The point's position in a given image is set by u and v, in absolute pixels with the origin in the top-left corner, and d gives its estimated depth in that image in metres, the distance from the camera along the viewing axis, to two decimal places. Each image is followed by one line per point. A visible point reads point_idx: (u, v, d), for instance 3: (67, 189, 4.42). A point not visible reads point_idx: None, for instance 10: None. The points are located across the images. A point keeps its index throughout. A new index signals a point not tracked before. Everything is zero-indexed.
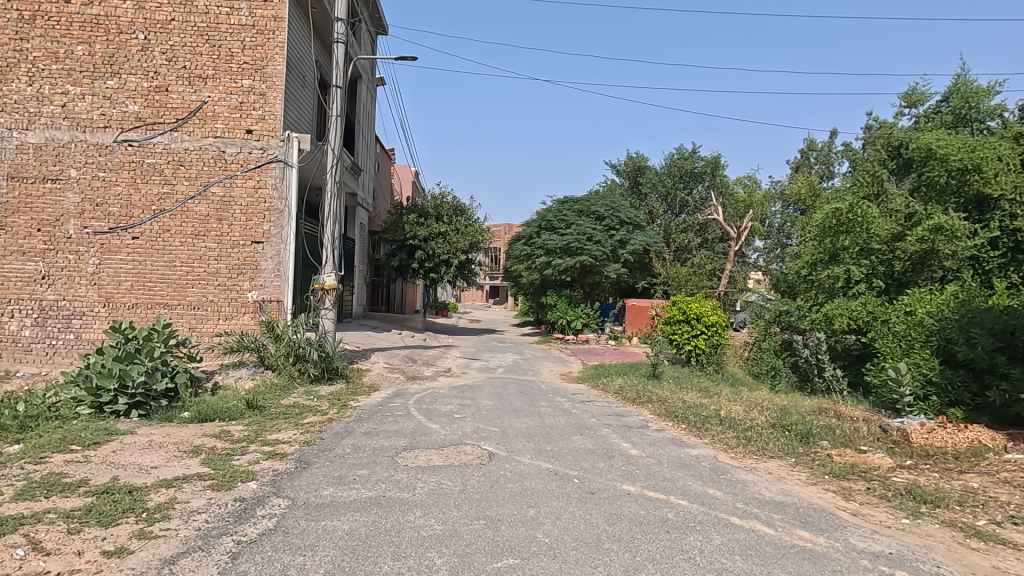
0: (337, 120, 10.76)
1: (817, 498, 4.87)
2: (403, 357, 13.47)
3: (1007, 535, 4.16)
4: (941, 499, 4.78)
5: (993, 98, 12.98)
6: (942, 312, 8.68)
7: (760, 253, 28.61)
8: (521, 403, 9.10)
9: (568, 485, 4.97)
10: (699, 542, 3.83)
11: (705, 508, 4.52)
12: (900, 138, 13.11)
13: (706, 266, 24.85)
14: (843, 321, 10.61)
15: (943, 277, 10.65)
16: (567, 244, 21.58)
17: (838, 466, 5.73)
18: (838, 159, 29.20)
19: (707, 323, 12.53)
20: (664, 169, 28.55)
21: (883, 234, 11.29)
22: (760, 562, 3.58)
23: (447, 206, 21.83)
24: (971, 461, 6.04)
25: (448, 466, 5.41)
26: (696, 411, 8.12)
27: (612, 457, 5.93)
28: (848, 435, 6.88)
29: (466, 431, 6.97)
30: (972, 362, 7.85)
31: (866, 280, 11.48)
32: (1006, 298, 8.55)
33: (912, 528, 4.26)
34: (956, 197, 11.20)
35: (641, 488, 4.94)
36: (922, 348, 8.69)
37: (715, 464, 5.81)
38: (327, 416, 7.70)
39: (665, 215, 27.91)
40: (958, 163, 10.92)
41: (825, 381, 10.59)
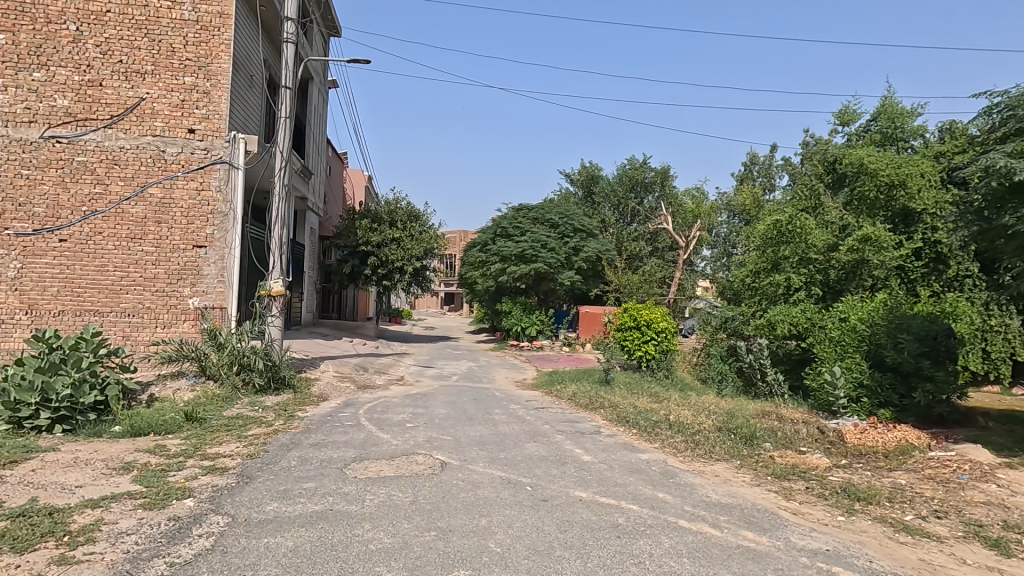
0: (285, 122, 10.44)
1: (760, 499, 5.05)
2: (353, 366, 13.11)
3: (930, 528, 4.44)
4: (873, 496, 5.05)
5: (916, 119, 14.00)
6: (873, 318, 9.17)
7: (707, 262, 29.50)
8: (475, 411, 9.05)
9: (521, 493, 4.95)
10: (648, 547, 3.88)
11: (655, 512, 4.59)
12: (834, 154, 13.83)
13: (656, 273, 25.48)
14: (784, 327, 11.06)
15: (874, 284, 11.43)
16: (522, 252, 21.71)
17: (780, 467, 5.97)
18: (779, 173, 30.58)
19: (657, 329, 12.85)
20: (616, 178, 29.16)
21: (820, 245, 11.80)
22: (707, 563, 3.66)
23: (401, 212, 21.52)
24: (900, 459, 6.40)
25: (400, 476, 5.30)
26: (646, 416, 8.28)
27: (565, 464, 5.97)
28: (790, 437, 7.16)
29: (418, 440, 6.85)
30: (900, 366, 8.48)
31: (804, 288, 11.97)
32: (928, 306, 9.27)
33: (847, 524, 4.47)
34: (884, 211, 11.99)
35: (593, 494, 4.98)
36: (854, 352, 9.11)
37: (665, 468, 5.94)
38: (273, 427, 7.41)
39: (617, 224, 28.55)
40: (886, 178, 11.68)
41: (767, 385, 11.11)
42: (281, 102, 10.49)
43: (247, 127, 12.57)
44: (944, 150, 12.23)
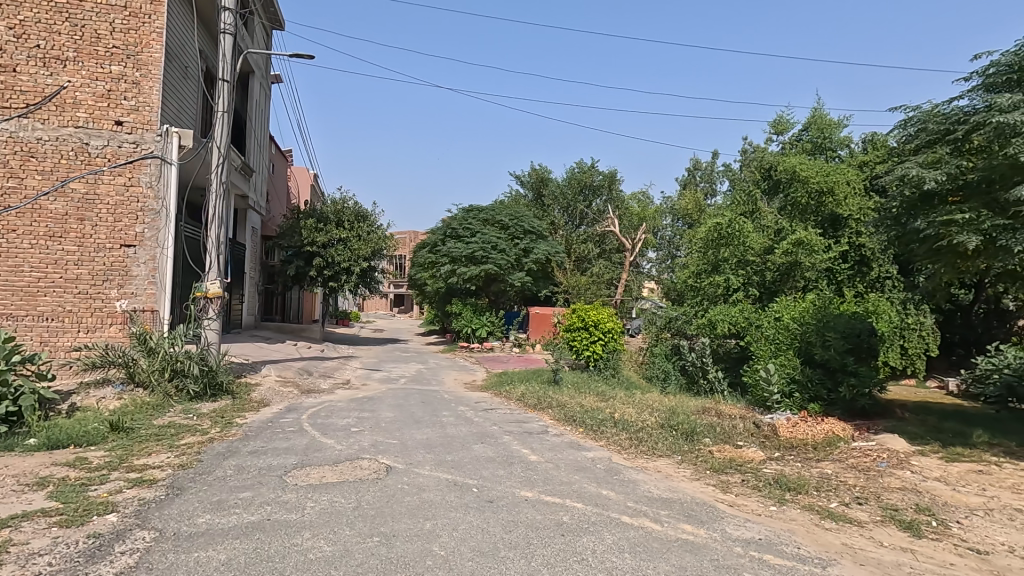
0: (222, 116, 9.99)
1: (699, 493, 5.23)
2: (297, 370, 12.70)
3: (852, 514, 4.73)
4: (802, 486, 5.33)
5: (843, 130, 14.92)
6: (804, 317, 9.67)
7: (653, 264, 30.27)
8: (423, 413, 8.94)
9: (467, 495, 4.93)
10: (591, 543, 3.95)
11: (599, 509, 4.67)
12: (770, 161, 14.53)
13: (604, 275, 25.98)
14: (724, 326, 11.47)
15: (806, 285, 12.10)
16: (472, 253, 21.74)
17: (718, 461, 6.20)
18: (720, 179, 31.80)
19: (605, 329, 13.08)
20: (565, 181, 29.55)
21: (757, 248, 12.36)
22: (647, 557, 3.76)
23: (348, 211, 21.00)
24: (827, 450, 6.77)
25: (344, 482, 5.18)
26: (592, 415, 8.42)
27: (512, 464, 5.99)
28: (728, 432, 7.46)
29: (363, 445, 6.71)
30: (828, 363, 9.02)
31: (742, 288, 12.53)
32: (853, 305, 9.88)
33: (778, 514, 4.70)
34: (814, 216, 12.70)
35: (539, 493, 5.03)
36: (788, 350, 9.64)
37: (609, 465, 6.07)
38: (208, 435, 7.07)
39: (566, 227, 28.94)
40: (816, 185, 12.38)
41: (708, 382, 11.59)
42: (218, 96, 10.04)
43: (182, 120, 11.98)
44: (868, 160, 13.08)
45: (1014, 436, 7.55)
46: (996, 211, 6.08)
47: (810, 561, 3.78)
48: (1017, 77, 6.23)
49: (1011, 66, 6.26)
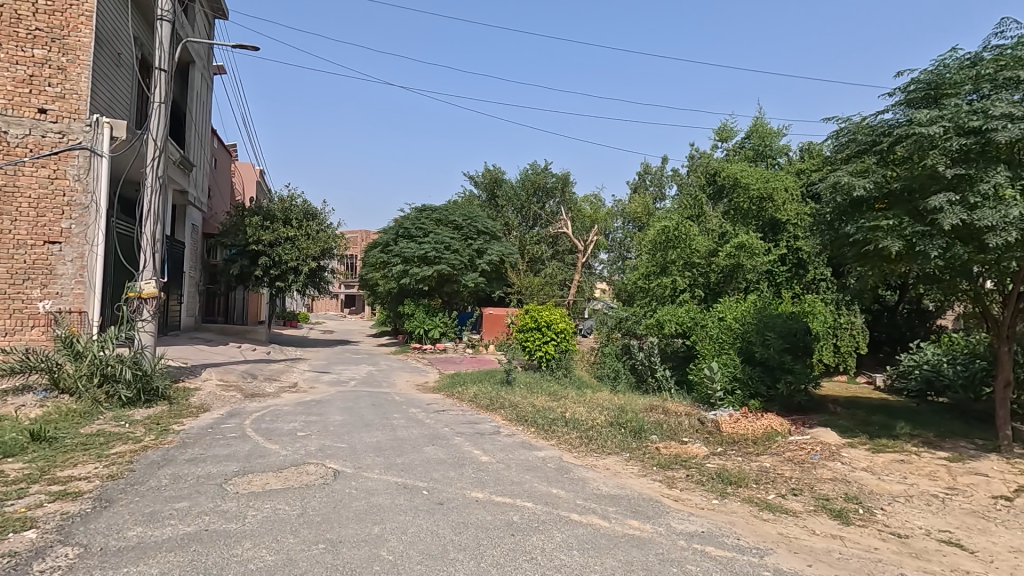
0: (158, 106, 9.48)
1: (646, 489, 5.36)
2: (240, 373, 12.21)
3: (788, 504, 4.97)
4: (743, 479, 5.56)
5: (782, 139, 15.66)
6: (746, 318, 10.05)
7: (605, 265, 30.80)
8: (373, 416, 8.78)
9: (417, 498, 4.87)
10: (541, 542, 3.99)
11: (549, 508, 4.72)
12: (715, 166, 14.96)
13: (557, 276, 26.23)
14: (671, 326, 11.79)
15: (747, 287, 12.68)
16: (425, 253, 21.57)
17: (664, 458, 6.38)
18: (669, 183, 32.72)
19: (557, 330, 13.22)
20: (519, 182, 29.68)
21: (702, 250, 12.79)
22: (594, 553, 3.82)
23: (297, 209, 20.36)
24: (766, 445, 7.09)
25: (288, 488, 5.02)
26: (544, 414, 8.50)
27: (463, 465, 5.97)
28: (674, 429, 7.68)
29: (310, 449, 6.52)
30: (767, 361, 9.47)
31: (689, 289, 12.94)
32: (790, 305, 10.39)
33: (720, 507, 4.88)
34: (756, 220, 13.28)
35: (490, 494, 5.03)
36: (730, 349, 9.97)
37: (560, 464, 6.14)
38: (142, 443, 6.69)
39: (520, 228, 29.12)
40: (757, 191, 12.94)
41: (656, 381, 11.95)
42: (155, 85, 9.52)
43: (114, 110, 11.30)
44: (804, 168, 13.79)
45: (932, 428, 8.13)
46: (917, 218, 6.51)
47: (749, 551, 3.94)
48: (935, 94, 6.70)
49: (929, 83, 6.73)
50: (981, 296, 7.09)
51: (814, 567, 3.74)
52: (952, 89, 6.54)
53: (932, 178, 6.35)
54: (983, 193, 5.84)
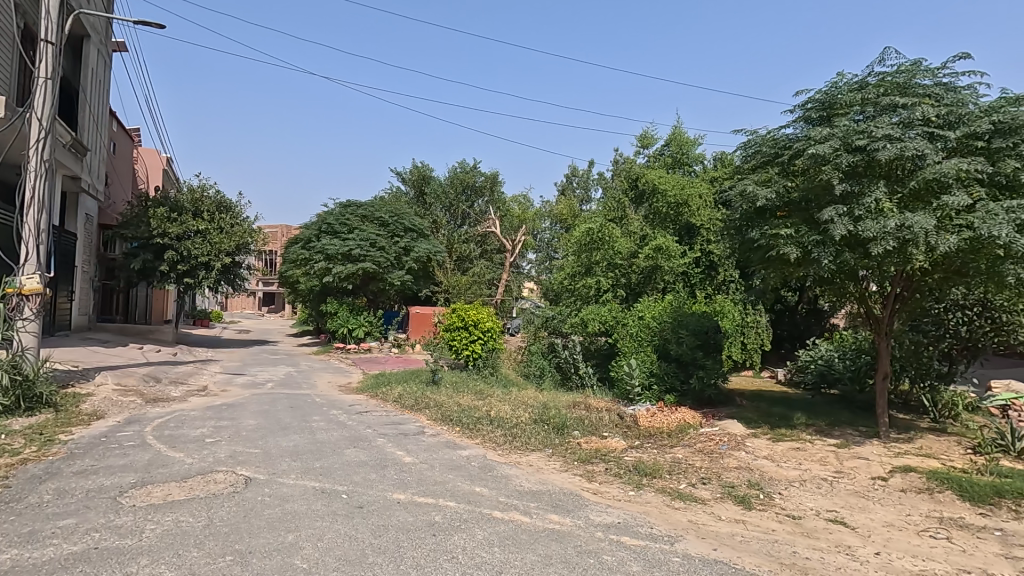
0: (45, 83, 8.55)
1: (566, 483, 5.50)
2: (141, 376, 11.28)
3: (697, 493, 5.27)
4: (657, 471, 5.83)
5: (698, 148, 16.56)
6: (662, 317, 10.54)
7: (532, 265, 31.19)
8: (291, 419, 8.39)
9: (335, 502, 4.71)
10: (462, 541, 3.98)
11: (471, 506, 4.72)
12: (637, 171, 15.25)
13: (485, 275, 26.25)
14: (595, 325, 12.10)
15: (664, 287, 13.27)
16: (349, 251, 20.88)
17: (585, 452, 6.57)
18: (594, 186, 33.66)
19: (484, 329, 13.24)
20: (448, 180, 29.46)
21: (624, 252, 13.27)
22: (515, 549, 3.87)
23: (209, 201, 19.08)
24: (680, 437, 7.47)
25: (193, 499, 4.70)
26: (469, 413, 8.50)
27: (386, 467, 5.85)
28: (595, 424, 7.92)
29: (219, 456, 6.13)
30: (681, 357, 10.01)
31: (612, 289, 13.38)
32: (703, 305, 11.02)
33: (636, 498, 5.09)
34: (674, 224, 13.97)
35: (411, 495, 4.95)
36: (648, 347, 10.38)
37: (484, 462, 6.15)
38: (21, 456, 6.01)
39: (448, 226, 28.90)
40: (674, 197, 13.63)
41: (580, 378, 12.30)
42: (39, 59, 8.57)
43: None
44: (717, 176, 14.65)
45: (824, 417, 8.91)
46: (812, 227, 7.11)
47: (661, 539, 4.14)
48: (828, 113, 7.32)
49: (823, 103, 7.34)
50: (865, 297, 7.85)
51: (719, 550, 4.00)
52: (842, 110, 7.18)
53: (824, 191, 6.95)
54: (867, 207, 6.48)
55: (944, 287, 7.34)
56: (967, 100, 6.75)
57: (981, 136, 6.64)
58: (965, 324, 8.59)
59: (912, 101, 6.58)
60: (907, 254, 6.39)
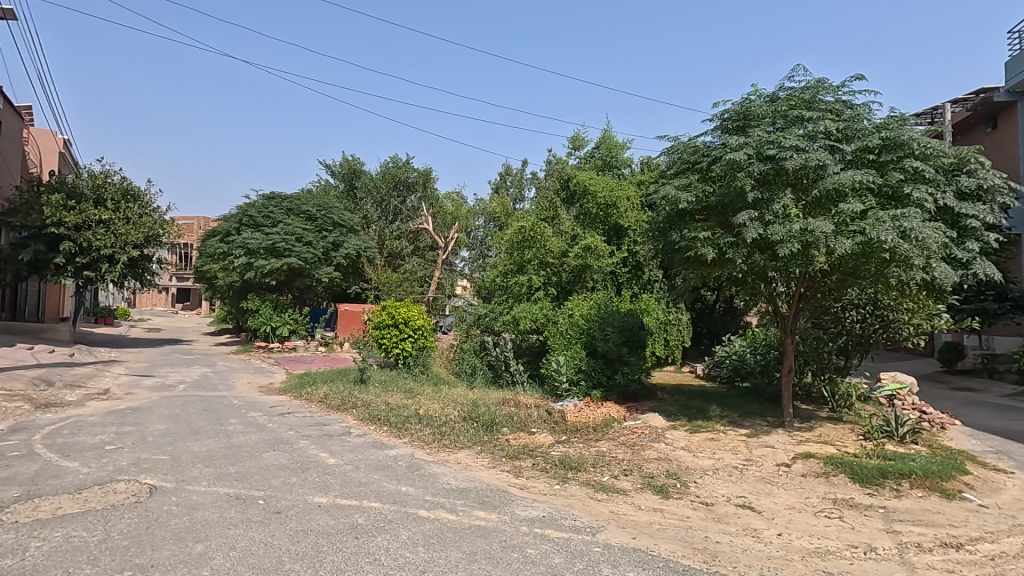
0: None
1: (494, 479, 5.53)
2: (29, 379, 10.23)
3: (619, 484, 5.47)
4: (582, 464, 5.99)
5: (626, 152, 17.12)
6: (590, 314, 10.82)
7: (466, 263, 31.02)
8: (205, 423, 7.91)
9: (251, 508, 4.49)
10: (386, 542, 3.90)
11: (396, 506, 4.64)
12: (570, 172, 15.28)
13: (417, 272, 25.84)
14: (526, 322, 12.24)
15: (593, 286, 13.64)
16: (272, 244, 20.02)
17: (513, 448, 6.64)
18: (527, 185, 33.99)
19: (414, 326, 13.04)
20: (379, 175, 28.78)
21: (555, 251, 13.49)
22: (439, 547, 3.85)
23: (113, 188, 17.60)
24: (605, 431, 7.71)
25: (87, 511, 4.32)
26: (397, 412, 8.35)
27: (307, 470, 5.64)
28: (524, 421, 8.02)
29: (121, 465, 5.67)
30: (607, 353, 10.36)
31: (543, 288, 13.58)
32: (628, 303, 11.43)
33: (561, 491, 5.20)
34: (603, 225, 14.38)
35: (334, 497, 4.80)
36: (577, 344, 10.63)
37: (411, 461, 6.07)
38: None
39: (379, 222, 28.23)
40: (603, 199, 14.06)
41: (510, 375, 12.43)
42: None
43: None
44: (644, 179, 15.24)
45: (736, 409, 9.50)
46: (727, 230, 7.53)
47: (583, 530, 4.25)
48: (743, 123, 7.76)
49: (738, 114, 7.78)
50: (773, 296, 8.42)
51: (637, 539, 4.16)
52: (755, 121, 7.64)
53: (738, 197, 7.37)
54: (775, 212, 6.96)
55: (840, 288, 8.02)
56: (861, 117, 7.40)
57: (873, 150, 7.31)
58: (859, 321, 9.42)
59: (816, 115, 7.13)
60: (810, 256, 6.92)
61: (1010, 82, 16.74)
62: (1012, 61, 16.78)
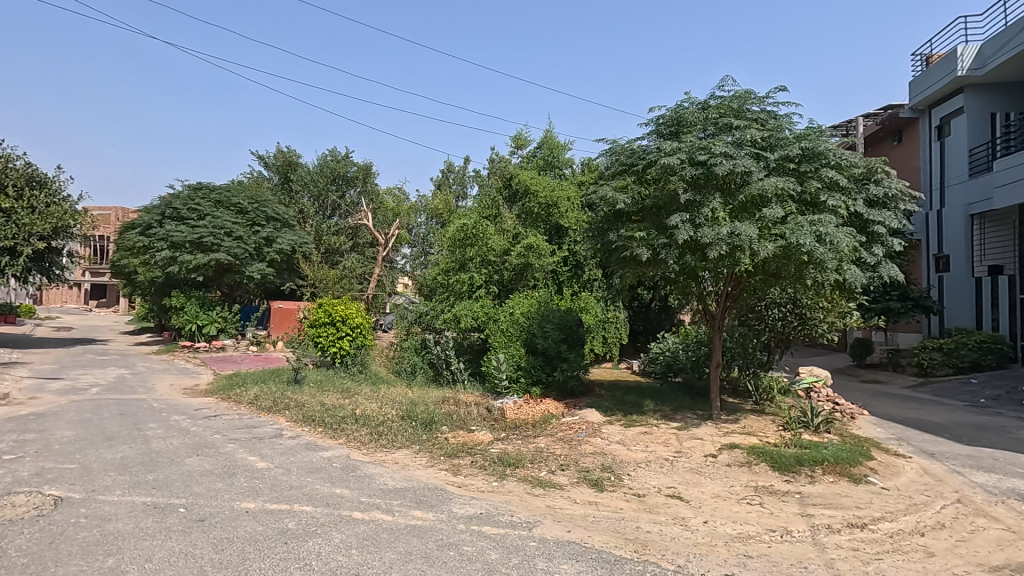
0: None
1: (432, 478, 5.49)
2: None
3: (556, 479, 5.56)
4: (520, 460, 6.06)
5: (567, 152, 17.38)
6: (530, 312, 10.92)
7: (407, 259, 30.52)
8: (120, 428, 7.38)
9: (171, 517, 4.23)
10: (317, 546, 3.79)
11: (329, 509, 4.52)
12: (511, 171, 15.38)
13: (356, 269, 25.17)
14: (467, 320, 12.18)
15: (534, 284, 13.77)
16: (199, 238, 18.94)
17: (452, 446, 6.60)
18: (470, 182, 33.85)
19: (352, 324, 12.69)
20: (316, 168, 27.80)
21: (497, 249, 13.49)
22: (374, 549, 3.77)
23: (16, 174, 16.07)
24: (543, 427, 7.81)
25: None
26: (333, 413, 8.11)
27: (235, 475, 5.38)
28: (463, 419, 7.99)
29: (21, 476, 5.20)
30: (547, 351, 10.54)
31: (485, 286, 13.57)
32: (568, 301, 11.62)
33: (498, 488, 5.23)
34: (544, 224, 14.55)
35: (262, 502, 4.61)
36: (517, 342, 10.70)
37: (346, 463, 5.92)
38: None
39: (316, 216, 27.28)
40: (544, 198, 14.24)
41: (451, 373, 12.38)
42: None
43: None
44: (584, 180, 15.53)
45: (669, 403, 9.89)
46: (660, 232, 7.83)
47: (520, 526, 4.30)
48: (676, 129, 8.05)
49: (673, 119, 8.07)
50: (703, 295, 8.81)
51: (572, 532, 4.25)
52: (688, 127, 7.94)
53: (672, 199, 7.66)
54: (705, 215, 7.27)
55: (764, 288, 8.50)
56: (784, 126, 7.87)
57: (793, 159, 7.79)
58: (781, 319, 10.03)
59: (743, 124, 7.51)
60: (736, 258, 7.29)
61: (914, 100, 18.25)
62: (916, 80, 18.26)
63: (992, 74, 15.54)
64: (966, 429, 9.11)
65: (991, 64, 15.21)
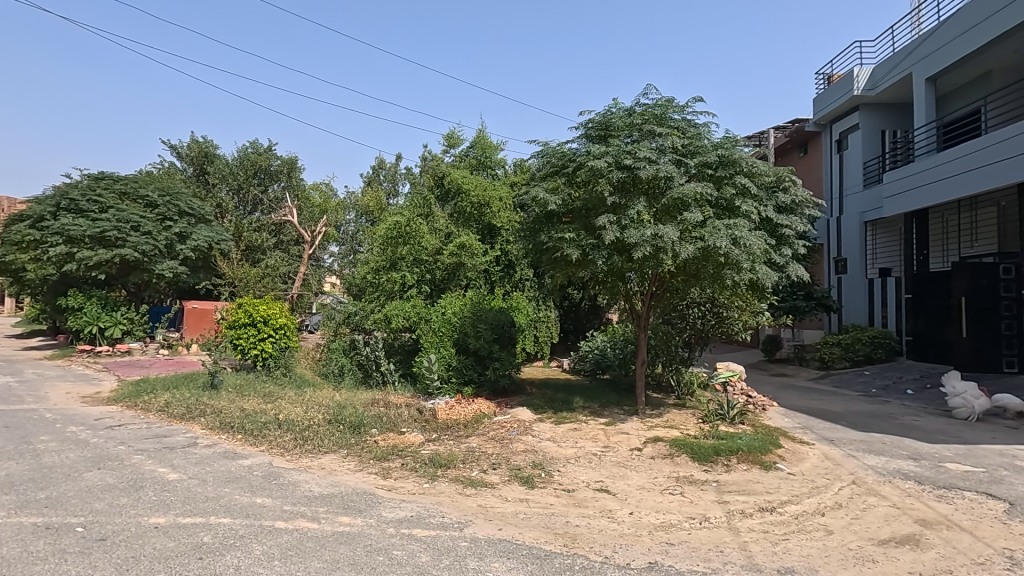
0: None
1: (361, 482, 5.36)
2: None
3: (487, 478, 5.58)
4: (451, 461, 6.03)
5: (500, 153, 17.47)
6: (463, 312, 10.90)
7: (335, 257, 29.47)
8: (4, 443, 6.64)
9: (67, 538, 3.87)
10: (236, 559, 3.60)
11: (249, 520, 4.29)
12: (444, 170, 15.26)
13: (279, 267, 23.99)
14: (398, 321, 11.94)
15: (466, 284, 13.69)
16: (100, 232, 17.38)
17: (381, 450, 6.45)
18: (402, 180, 33.18)
19: (275, 326, 12.13)
20: (236, 160, 26.26)
21: (429, 248, 13.35)
22: (298, 560, 3.62)
23: None
24: (475, 427, 7.81)
25: None
26: (253, 419, 7.71)
27: (142, 488, 4.99)
28: (393, 421, 7.83)
29: None
30: (478, 350, 10.57)
31: (417, 285, 13.35)
32: (500, 300, 11.66)
33: (429, 489, 5.18)
34: (477, 223, 14.52)
35: (174, 517, 4.30)
36: (449, 342, 10.67)
37: (269, 470, 5.65)
38: None
39: (235, 212, 25.80)
40: (477, 198, 14.23)
41: (381, 375, 12.11)
42: None
43: None
44: (515, 181, 15.65)
45: (596, 400, 10.18)
46: (589, 233, 8.04)
47: (451, 527, 4.27)
48: (605, 134, 8.32)
49: (602, 124, 8.33)
50: (629, 295, 9.13)
51: (503, 530, 4.28)
52: (615, 132, 8.23)
53: (600, 202, 7.90)
54: (631, 218, 7.56)
55: (685, 288, 8.93)
56: (703, 135, 8.31)
57: (711, 166, 8.24)
58: (700, 318, 10.59)
59: (665, 131, 7.87)
60: (659, 259, 7.62)
61: (817, 115, 19.81)
62: (819, 97, 19.84)
63: (883, 94, 17.14)
64: (860, 417, 10.02)
65: (882, 86, 16.77)
